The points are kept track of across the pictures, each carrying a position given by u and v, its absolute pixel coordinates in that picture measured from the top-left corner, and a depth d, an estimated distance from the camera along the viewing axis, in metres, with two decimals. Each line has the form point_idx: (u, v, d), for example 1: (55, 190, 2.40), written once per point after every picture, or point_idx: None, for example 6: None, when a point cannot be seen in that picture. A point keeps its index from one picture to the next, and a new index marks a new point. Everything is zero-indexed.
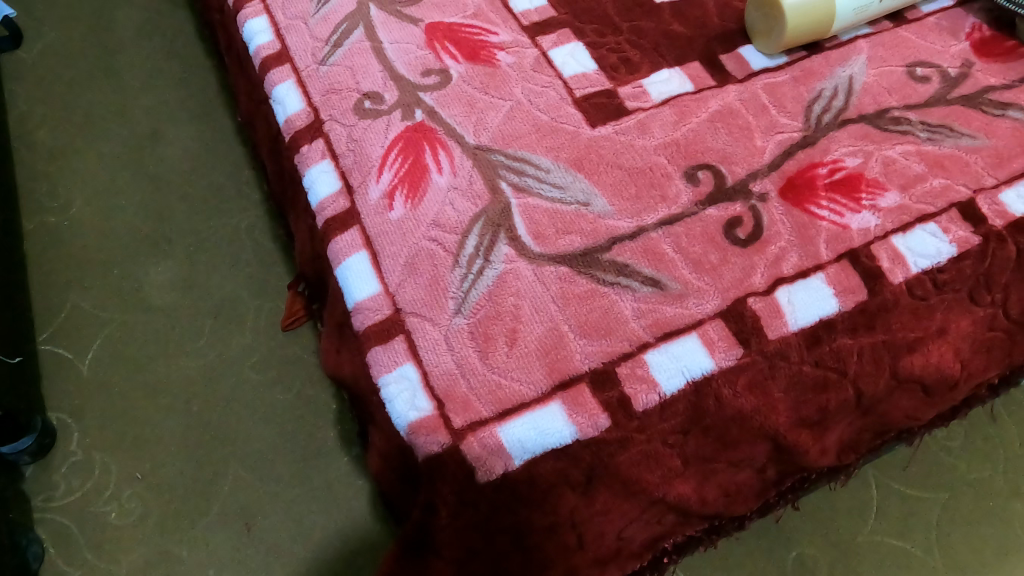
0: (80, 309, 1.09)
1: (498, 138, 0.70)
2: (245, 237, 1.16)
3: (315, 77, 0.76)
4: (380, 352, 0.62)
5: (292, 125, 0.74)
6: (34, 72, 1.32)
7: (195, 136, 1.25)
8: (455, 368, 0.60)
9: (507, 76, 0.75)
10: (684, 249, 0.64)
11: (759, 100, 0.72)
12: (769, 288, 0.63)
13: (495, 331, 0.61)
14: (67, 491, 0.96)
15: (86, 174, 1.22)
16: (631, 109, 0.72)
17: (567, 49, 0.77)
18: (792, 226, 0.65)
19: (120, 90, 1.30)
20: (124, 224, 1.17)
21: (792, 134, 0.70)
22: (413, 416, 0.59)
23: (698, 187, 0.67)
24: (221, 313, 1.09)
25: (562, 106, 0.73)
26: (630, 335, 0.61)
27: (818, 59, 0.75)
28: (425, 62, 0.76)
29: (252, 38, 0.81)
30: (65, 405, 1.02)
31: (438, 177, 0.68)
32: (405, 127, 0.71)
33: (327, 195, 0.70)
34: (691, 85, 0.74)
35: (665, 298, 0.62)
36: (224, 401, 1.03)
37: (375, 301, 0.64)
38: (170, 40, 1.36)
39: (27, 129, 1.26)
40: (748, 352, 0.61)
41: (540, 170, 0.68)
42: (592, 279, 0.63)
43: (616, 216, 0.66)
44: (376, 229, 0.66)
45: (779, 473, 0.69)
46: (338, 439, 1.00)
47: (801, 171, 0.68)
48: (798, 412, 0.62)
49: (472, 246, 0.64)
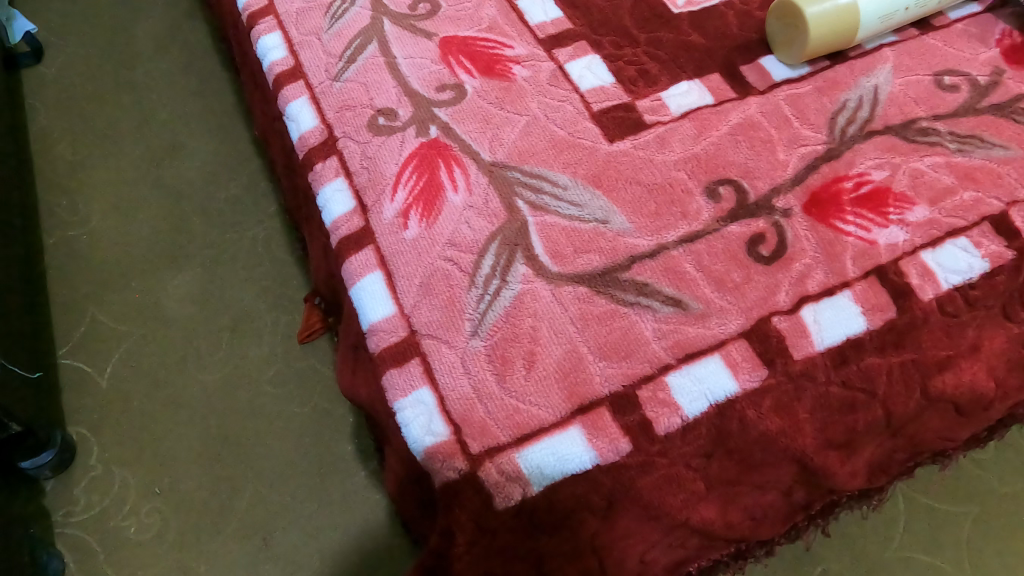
0: (100, 323, 1.09)
1: (514, 154, 0.69)
2: (263, 251, 1.16)
3: (329, 93, 0.75)
4: (395, 375, 0.61)
5: (306, 142, 0.74)
6: (54, 87, 1.33)
7: (213, 149, 1.25)
8: (472, 392, 0.59)
9: (523, 90, 0.73)
10: (706, 268, 0.62)
11: (781, 112, 0.71)
12: (794, 307, 0.61)
13: (513, 353, 0.59)
14: (87, 506, 0.96)
15: (105, 188, 1.22)
16: (650, 123, 0.71)
17: (583, 61, 0.76)
18: (818, 242, 0.63)
19: (138, 105, 1.31)
20: (142, 237, 1.17)
21: (816, 147, 0.68)
22: (430, 441, 0.58)
23: (720, 203, 0.65)
24: (238, 327, 1.09)
25: (579, 120, 0.71)
26: (651, 357, 0.59)
27: (841, 69, 0.73)
28: (440, 77, 0.75)
29: (266, 54, 0.80)
30: (84, 419, 1.02)
31: (453, 195, 0.67)
32: (419, 144, 0.70)
33: (341, 214, 0.69)
34: (711, 97, 0.72)
35: (687, 318, 0.61)
36: (241, 415, 1.02)
37: (390, 322, 0.63)
38: (188, 54, 1.37)
39: (47, 143, 1.26)
40: (773, 373, 0.59)
41: (557, 187, 0.67)
42: (612, 299, 0.61)
43: (635, 233, 0.64)
44: (390, 249, 0.65)
45: (806, 494, 0.67)
46: (355, 454, 0.99)
47: (826, 185, 0.66)
48: (824, 433, 0.60)
49: (489, 266, 0.63)
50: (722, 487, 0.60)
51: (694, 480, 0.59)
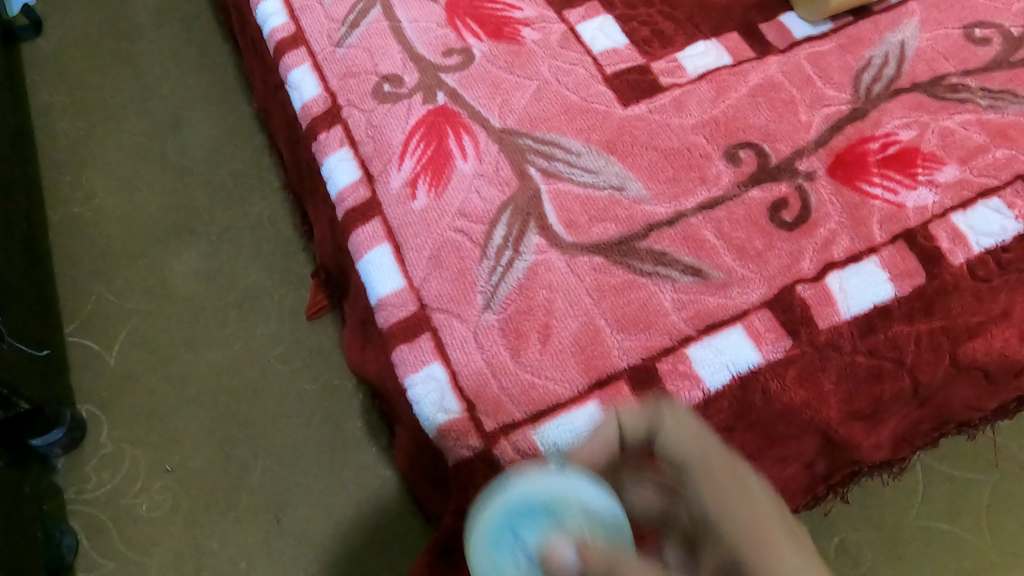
0: (106, 300, 1.08)
1: (524, 121, 0.67)
2: (268, 225, 1.14)
3: (331, 60, 0.73)
4: (405, 351, 0.59)
5: (309, 111, 0.71)
6: (53, 61, 1.30)
7: (216, 122, 1.23)
8: (485, 367, 0.57)
9: (533, 53, 0.71)
10: (727, 235, 0.60)
11: (803, 71, 0.67)
12: (819, 274, 0.59)
13: (527, 327, 0.57)
14: (98, 483, 0.95)
15: (108, 163, 1.20)
16: (666, 85, 0.68)
17: (595, 22, 0.73)
18: (843, 207, 0.61)
19: (139, 77, 1.28)
20: (147, 213, 1.15)
21: (840, 107, 0.65)
22: (442, 419, 0.57)
23: (740, 167, 0.63)
24: (246, 302, 1.07)
25: (592, 84, 0.69)
26: (670, 329, 0.57)
27: (865, 24, 0.70)
28: (447, 41, 0.72)
29: (265, 20, 0.78)
30: (93, 397, 1.01)
31: (463, 164, 0.64)
32: (426, 111, 0.67)
33: (346, 184, 0.67)
34: (729, 57, 0.69)
35: (707, 288, 0.58)
36: (250, 391, 1.01)
37: (398, 296, 0.61)
38: (188, 25, 1.34)
39: (48, 118, 1.24)
40: (798, 343, 0.57)
41: (571, 154, 0.65)
42: (629, 269, 0.59)
43: (652, 201, 0.62)
44: (398, 221, 0.63)
45: (828, 465, 0.65)
46: (366, 429, 0.98)
47: (851, 147, 0.63)
48: (849, 403, 0.57)
49: (500, 237, 0.61)
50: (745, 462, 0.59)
51: None
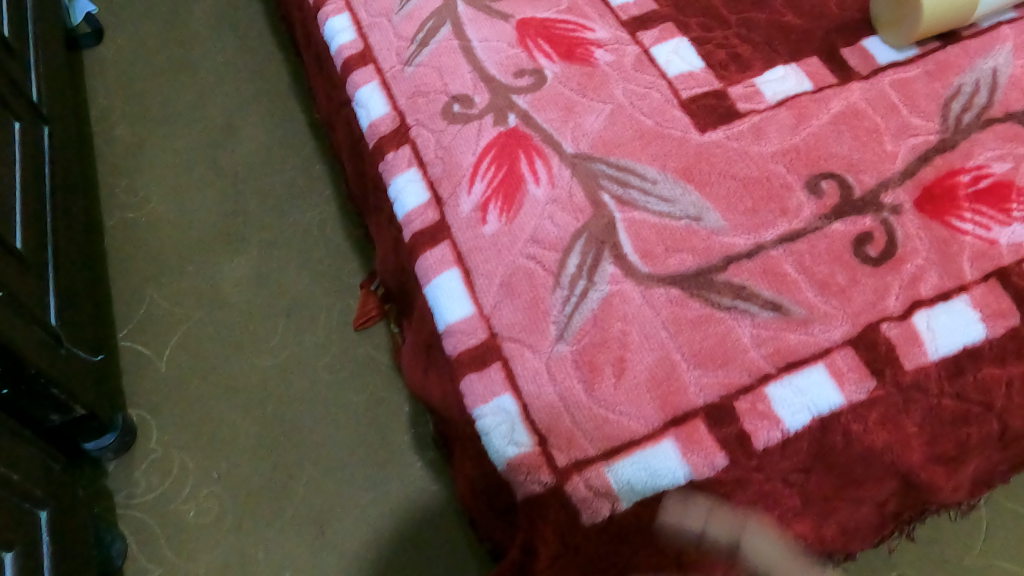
0: (159, 305, 1.09)
1: (598, 145, 0.65)
2: (320, 232, 1.14)
3: (400, 79, 0.73)
4: (475, 380, 0.58)
5: (376, 130, 0.71)
6: (115, 70, 1.34)
7: (270, 131, 1.25)
8: (559, 401, 0.55)
9: (606, 75, 0.69)
10: (809, 269, 0.58)
11: (888, 98, 0.65)
12: (905, 312, 0.56)
13: (602, 360, 0.56)
14: (147, 489, 0.96)
15: (165, 171, 1.22)
16: (745, 111, 0.66)
17: (670, 45, 0.71)
18: (931, 242, 0.58)
19: (197, 86, 1.31)
20: (202, 220, 1.17)
21: (927, 137, 0.63)
22: (513, 452, 0.55)
23: (823, 199, 0.60)
24: (296, 310, 1.08)
25: (667, 108, 0.67)
26: (749, 366, 0.55)
27: (954, 50, 0.67)
28: (518, 62, 0.71)
29: (334, 36, 0.79)
30: (145, 402, 1.01)
31: (535, 188, 0.63)
32: (498, 133, 0.66)
33: (414, 207, 0.66)
34: (810, 83, 0.67)
35: (788, 324, 0.56)
36: (299, 401, 1.01)
37: (468, 323, 0.60)
38: (246, 37, 1.37)
39: (108, 126, 1.28)
40: (881, 384, 0.54)
41: (646, 181, 0.63)
42: (706, 302, 0.57)
43: (730, 232, 0.60)
44: (468, 245, 0.62)
45: (899, 504, 0.59)
46: (413, 441, 0.98)
47: (940, 179, 0.61)
48: (933, 447, 0.54)
49: (575, 265, 0.59)
50: (821, 503, 0.55)
51: (791, 496, 0.54)
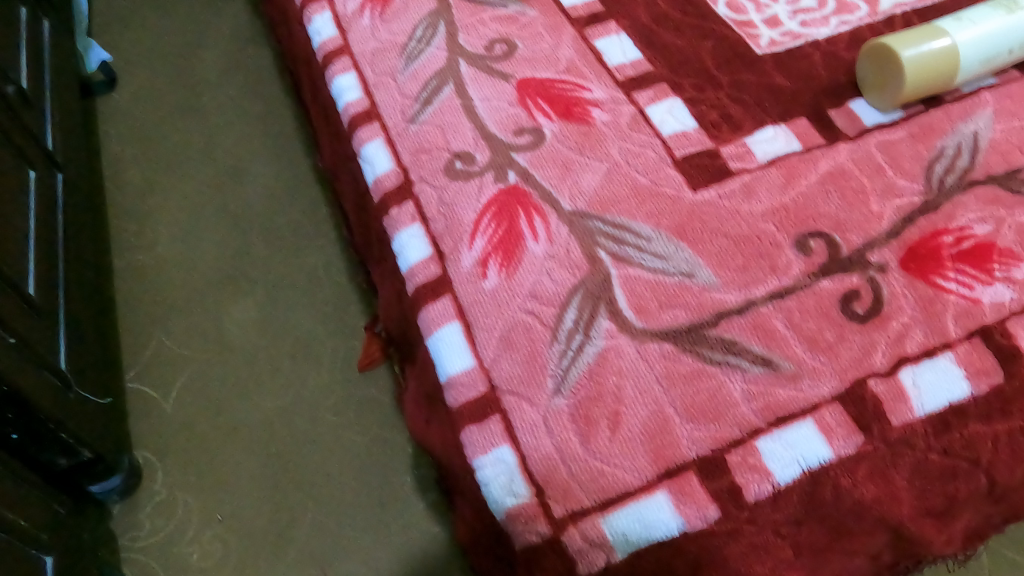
0: (165, 348, 1.11)
1: (595, 203, 0.67)
2: (324, 276, 1.17)
3: (404, 136, 0.76)
4: (474, 432, 0.60)
5: (381, 185, 0.74)
6: (128, 117, 1.39)
7: (276, 178, 1.29)
8: (555, 453, 0.57)
9: (603, 134, 0.72)
10: (797, 326, 0.60)
11: (874, 159, 0.68)
12: (891, 369, 0.58)
13: (597, 413, 0.57)
14: (150, 531, 0.97)
15: (174, 215, 1.25)
16: (736, 170, 0.69)
17: (664, 105, 0.74)
18: (916, 300, 0.60)
19: (206, 134, 1.35)
20: (208, 264, 1.19)
21: (912, 198, 0.65)
22: (511, 503, 0.57)
23: (811, 257, 0.63)
24: (299, 353, 1.10)
25: (661, 167, 0.69)
26: (740, 420, 0.57)
27: (937, 113, 0.70)
28: (518, 120, 0.74)
29: (340, 94, 0.82)
30: (149, 444, 1.03)
31: (533, 244, 0.65)
32: (498, 190, 0.69)
33: (417, 260, 0.68)
34: (798, 144, 0.70)
35: (778, 380, 0.58)
36: (301, 443, 1.02)
37: (468, 376, 0.62)
38: (255, 88, 1.42)
39: (119, 171, 1.31)
40: (869, 439, 0.56)
41: (641, 239, 0.65)
42: (699, 357, 0.59)
43: (722, 288, 0.62)
44: (469, 299, 0.64)
45: (893, 555, 0.60)
46: (414, 483, 0.99)
47: (925, 239, 0.63)
48: (923, 501, 0.56)
49: (571, 320, 0.61)
50: (814, 557, 0.56)
51: (784, 548, 0.54)
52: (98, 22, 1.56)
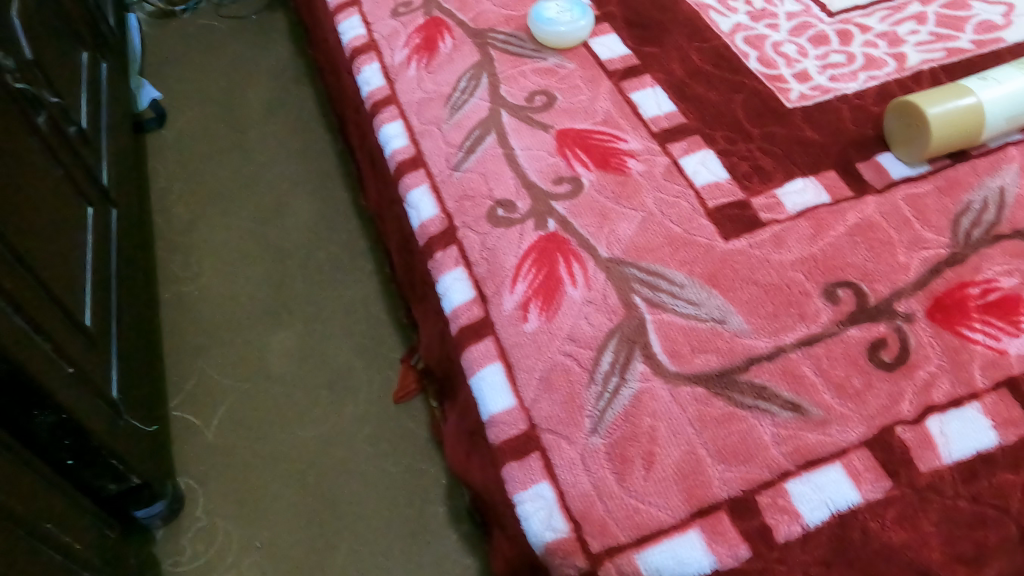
0: (209, 378, 1.15)
1: (630, 250, 0.71)
2: (363, 311, 1.21)
3: (449, 183, 0.80)
4: (515, 468, 0.63)
5: (426, 230, 0.78)
6: (177, 155, 1.45)
7: (318, 215, 1.34)
8: (592, 490, 0.59)
9: (638, 184, 0.76)
10: (826, 373, 0.62)
11: (901, 212, 0.70)
12: (919, 417, 0.60)
13: (632, 453, 0.60)
14: (192, 556, 1.00)
15: (220, 250, 1.31)
16: (767, 221, 0.72)
17: (697, 156, 0.78)
18: (943, 349, 0.62)
19: (252, 172, 1.42)
20: (252, 297, 1.24)
21: (938, 250, 0.67)
22: (550, 537, 0.59)
23: (839, 306, 0.65)
24: (338, 385, 1.13)
25: (694, 217, 0.73)
26: (771, 462, 0.59)
27: (963, 168, 0.73)
28: (557, 170, 0.78)
29: (387, 142, 0.87)
30: (193, 471, 1.07)
31: (572, 289, 0.68)
32: (538, 237, 0.72)
33: (460, 302, 0.72)
34: (827, 195, 0.73)
35: (807, 424, 0.60)
36: (339, 473, 1.05)
37: (509, 414, 0.65)
38: (300, 128, 1.48)
39: (169, 206, 1.37)
40: (898, 485, 0.57)
41: (674, 286, 0.68)
42: (730, 401, 0.61)
43: (753, 334, 0.64)
44: (510, 341, 0.67)
45: None
46: (448, 515, 1.01)
47: (951, 291, 0.65)
48: (952, 547, 0.55)
49: (608, 363, 0.64)
50: None
51: None
52: (151, 65, 1.64)
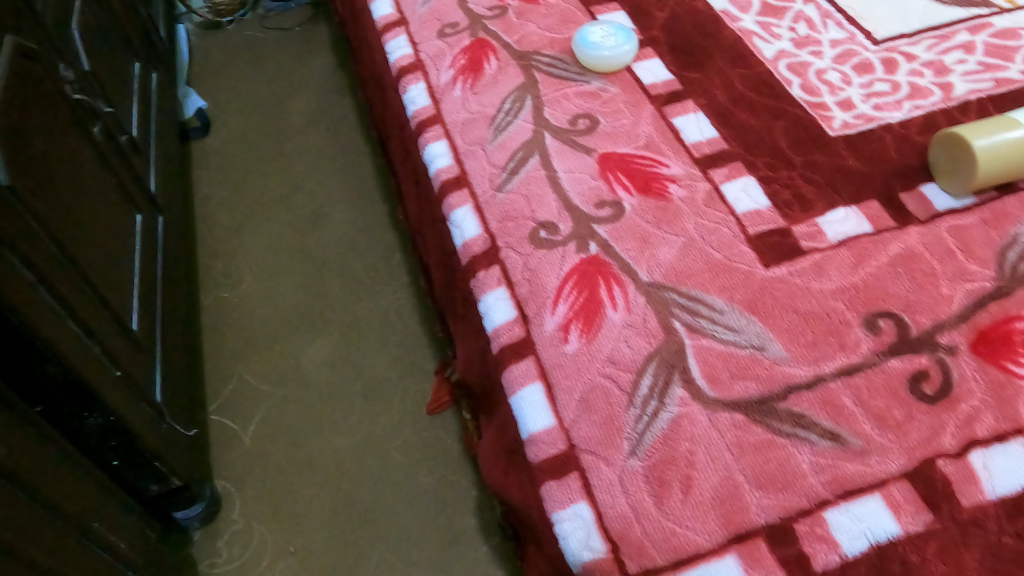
0: (249, 384, 1.18)
1: (671, 275, 0.72)
2: (400, 322, 1.23)
3: (492, 204, 0.82)
4: (554, 488, 0.64)
5: (469, 249, 0.79)
6: (222, 164, 1.49)
7: (358, 227, 1.36)
8: (630, 512, 0.60)
9: (680, 210, 0.77)
10: (866, 403, 0.62)
11: (945, 243, 0.71)
12: (961, 450, 0.60)
13: (670, 476, 0.61)
14: (228, 559, 1.02)
15: (262, 258, 1.34)
16: (808, 249, 0.72)
17: (739, 183, 0.78)
18: (986, 383, 0.62)
19: (294, 182, 1.45)
20: (292, 305, 1.27)
21: (983, 283, 0.68)
22: (587, 557, 0.60)
23: (880, 336, 0.66)
24: (374, 394, 1.15)
25: (735, 243, 0.73)
26: (809, 490, 0.59)
27: (1009, 201, 0.73)
28: (600, 194, 0.79)
29: (432, 161, 0.89)
30: (230, 474, 1.09)
31: (612, 312, 0.70)
32: (580, 259, 0.74)
33: (502, 321, 0.73)
34: (869, 225, 0.73)
35: (846, 454, 0.60)
36: (373, 482, 1.07)
37: (549, 434, 0.66)
38: (342, 140, 1.51)
39: (212, 214, 1.41)
40: (939, 518, 0.58)
41: (714, 312, 0.69)
42: (768, 428, 0.62)
43: (792, 362, 0.65)
44: (551, 361, 0.69)
45: None
46: (479, 526, 1.03)
47: (995, 324, 0.65)
48: None
49: (647, 386, 0.65)
50: None
51: None
52: (199, 75, 1.68)
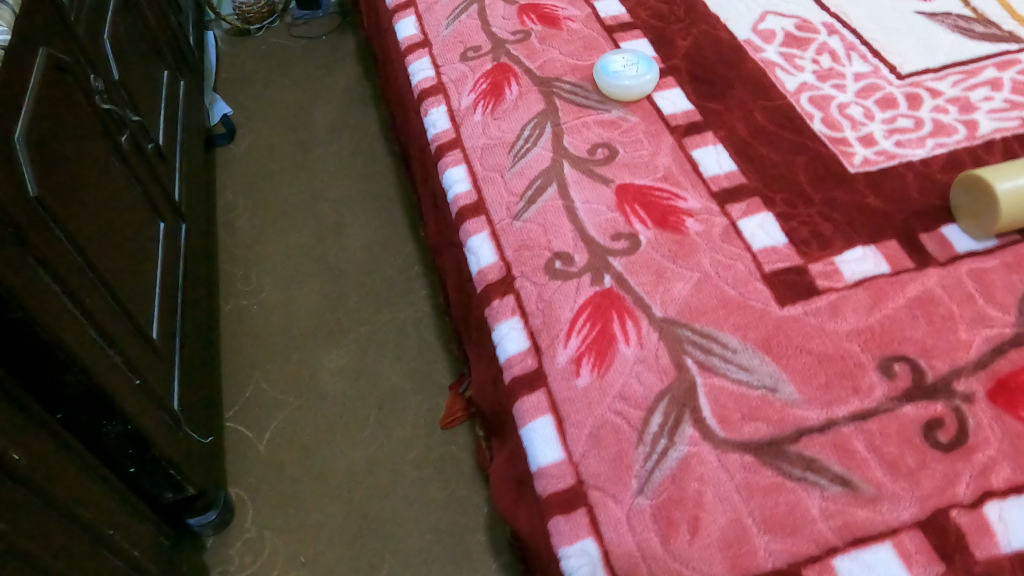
0: (264, 394, 1.19)
1: (684, 311, 0.72)
2: (416, 338, 1.24)
3: (509, 232, 0.82)
4: (561, 522, 0.64)
5: (485, 277, 0.80)
6: (245, 174, 1.51)
7: (377, 241, 1.37)
8: (636, 551, 0.60)
9: (696, 245, 0.77)
10: (878, 449, 0.62)
11: (964, 287, 0.70)
12: (975, 501, 0.59)
13: (677, 516, 0.60)
14: (239, 566, 1.02)
15: (281, 268, 1.35)
16: (824, 288, 0.72)
17: (756, 218, 0.78)
18: (1003, 433, 0.62)
19: (315, 194, 1.46)
20: (309, 317, 1.28)
21: (1002, 329, 0.67)
22: None
23: (895, 381, 0.65)
24: (388, 410, 1.16)
25: (750, 280, 0.73)
26: (818, 536, 0.59)
27: None
28: (616, 225, 0.79)
29: (451, 185, 0.90)
30: (244, 483, 1.10)
31: (625, 347, 0.70)
32: (594, 292, 0.74)
33: (515, 351, 0.73)
34: (887, 265, 0.73)
35: (857, 500, 0.60)
36: (385, 498, 1.07)
37: (558, 468, 0.66)
38: (363, 153, 1.52)
39: (234, 223, 1.42)
40: (951, 569, 0.57)
41: (727, 349, 0.69)
42: (778, 471, 0.61)
43: (804, 405, 0.65)
44: (562, 395, 0.69)
45: None
46: (489, 544, 1.03)
47: (1014, 372, 0.64)
48: None
49: (657, 424, 0.65)
50: None
51: None
52: (225, 84, 1.70)
